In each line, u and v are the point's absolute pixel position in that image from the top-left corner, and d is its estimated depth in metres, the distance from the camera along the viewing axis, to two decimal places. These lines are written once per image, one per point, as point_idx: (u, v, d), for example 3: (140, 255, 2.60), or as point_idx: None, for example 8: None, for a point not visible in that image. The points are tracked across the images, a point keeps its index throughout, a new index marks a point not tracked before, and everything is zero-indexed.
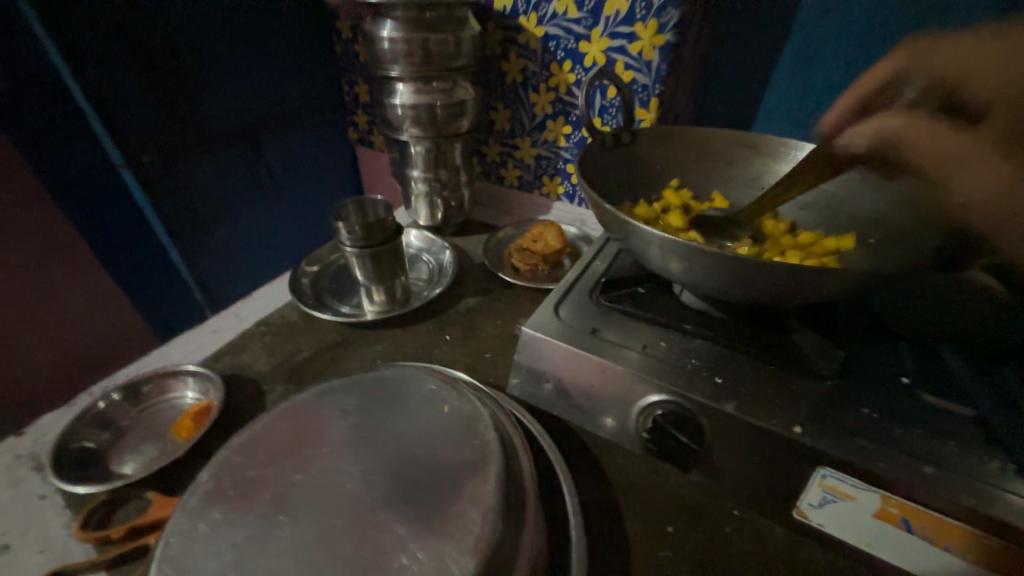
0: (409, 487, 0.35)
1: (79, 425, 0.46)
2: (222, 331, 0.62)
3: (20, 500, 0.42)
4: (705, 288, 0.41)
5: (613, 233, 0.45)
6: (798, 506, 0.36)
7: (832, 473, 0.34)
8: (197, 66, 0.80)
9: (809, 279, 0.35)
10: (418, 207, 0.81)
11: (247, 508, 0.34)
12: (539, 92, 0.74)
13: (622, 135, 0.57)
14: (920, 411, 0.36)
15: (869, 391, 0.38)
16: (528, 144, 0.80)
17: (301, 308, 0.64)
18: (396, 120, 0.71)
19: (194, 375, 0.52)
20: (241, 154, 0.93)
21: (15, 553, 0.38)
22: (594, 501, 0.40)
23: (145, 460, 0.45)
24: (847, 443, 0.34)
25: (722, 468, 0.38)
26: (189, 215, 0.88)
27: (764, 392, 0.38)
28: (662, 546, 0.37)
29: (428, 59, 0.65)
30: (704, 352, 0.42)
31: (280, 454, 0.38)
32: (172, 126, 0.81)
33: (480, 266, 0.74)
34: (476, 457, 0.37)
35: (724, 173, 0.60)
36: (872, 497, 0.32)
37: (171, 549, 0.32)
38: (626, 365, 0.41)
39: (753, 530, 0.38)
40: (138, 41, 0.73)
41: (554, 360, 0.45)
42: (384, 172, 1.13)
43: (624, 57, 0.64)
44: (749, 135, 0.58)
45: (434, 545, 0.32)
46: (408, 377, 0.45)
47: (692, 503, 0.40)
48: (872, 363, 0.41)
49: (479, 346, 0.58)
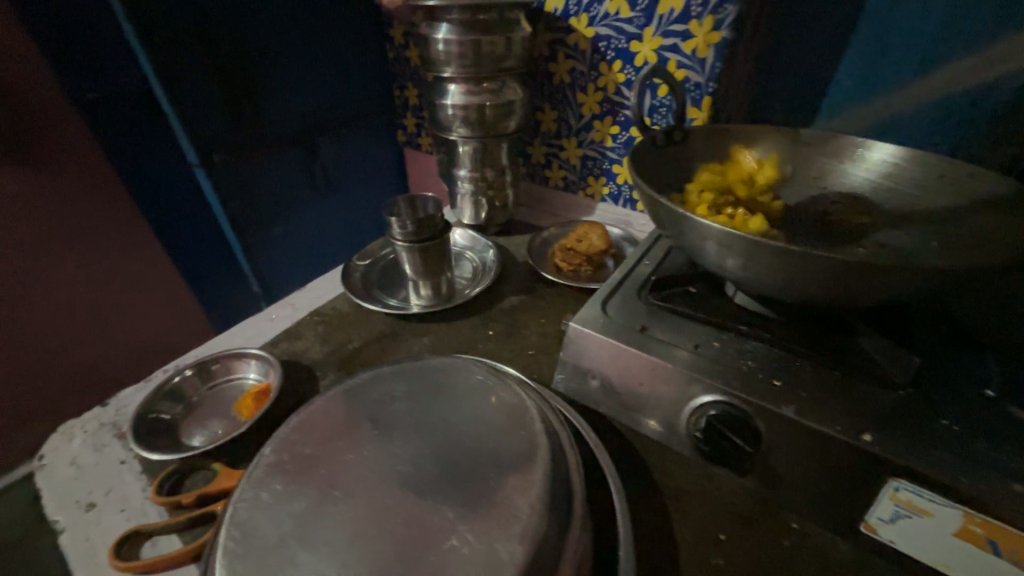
0: (459, 474, 0.36)
1: (154, 398, 0.50)
2: (280, 319, 0.66)
3: (105, 463, 0.45)
4: (763, 287, 0.40)
5: (667, 230, 0.44)
6: (865, 520, 0.34)
7: (906, 485, 0.31)
8: (264, 75, 0.87)
9: (882, 278, 0.33)
10: (463, 206, 0.82)
11: (306, 482, 0.36)
12: (587, 92, 0.74)
13: (675, 134, 0.56)
14: (1008, 427, 0.33)
15: (948, 402, 0.35)
16: (573, 145, 0.81)
17: (352, 301, 0.66)
18: (446, 119, 0.73)
19: (256, 357, 0.55)
20: (299, 155, 0.98)
21: (100, 510, 0.42)
22: (641, 501, 0.39)
23: (211, 434, 0.49)
24: (922, 455, 0.32)
25: (780, 474, 0.37)
26: (250, 212, 0.94)
27: (828, 397, 0.36)
28: (713, 552, 0.36)
29: (480, 61, 0.67)
30: (761, 354, 0.41)
31: (336, 434, 0.40)
32: (240, 129, 0.87)
33: (524, 265, 0.74)
34: (525, 447, 0.37)
35: (780, 172, 0.58)
36: (951, 514, 0.30)
37: (236, 515, 0.34)
38: (678, 363, 0.40)
39: (814, 542, 0.36)
40: (215, 49, 0.79)
41: (601, 356, 0.44)
42: (429, 174, 1.15)
43: (677, 56, 0.63)
44: (809, 133, 0.56)
45: (483, 530, 0.32)
46: (456, 367, 0.46)
47: (748, 511, 0.38)
48: (951, 375, 0.38)
49: (523, 343, 0.58)
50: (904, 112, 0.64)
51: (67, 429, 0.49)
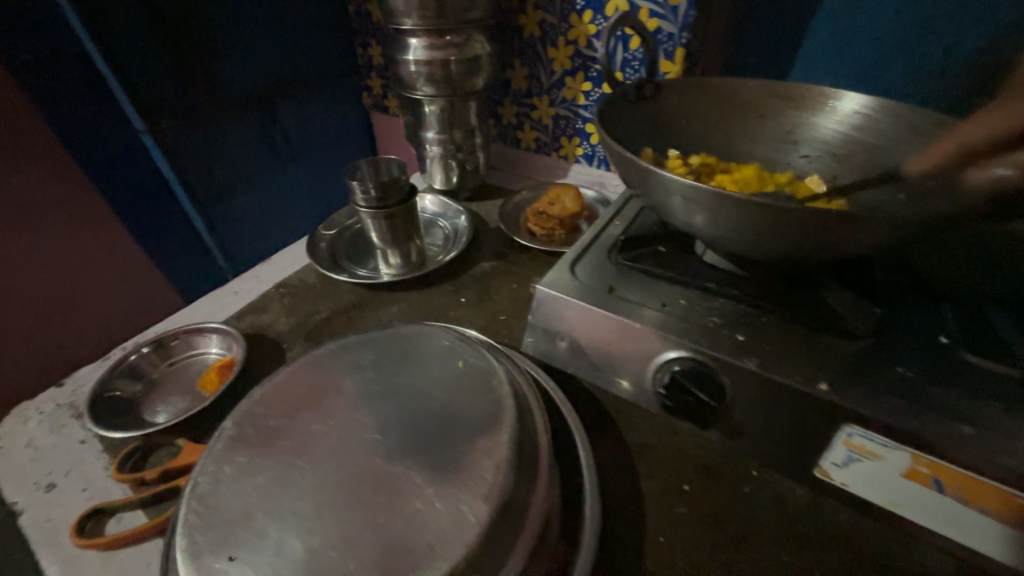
0: (425, 439, 0.36)
1: (112, 376, 0.48)
2: (243, 292, 0.63)
3: (62, 444, 0.44)
4: (730, 243, 0.39)
5: (635, 187, 0.43)
6: (820, 465, 0.35)
7: (859, 431, 0.32)
8: (211, 32, 0.80)
9: (842, 228, 0.33)
10: (433, 170, 0.79)
11: (269, 454, 0.36)
12: (557, 46, 0.71)
13: (645, 88, 0.54)
14: (959, 372, 0.34)
15: (904, 351, 0.36)
16: (545, 103, 0.78)
17: (319, 271, 0.64)
18: (409, 77, 0.69)
19: (218, 332, 0.54)
20: (259, 120, 0.93)
21: (60, 491, 0.40)
22: (609, 457, 0.40)
23: (174, 410, 0.47)
24: (876, 402, 0.32)
25: (742, 426, 0.37)
26: (210, 181, 0.89)
27: (788, 350, 0.37)
28: (678, 502, 0.37)
29: (442, 11, 0.62)
30: (727, 310, 0.41)
31: (299, 405, 0.39)
32: (189, 92, 0.81)
33: (496, 231, 0.73)
34: (492, 410, 0.37)
35: (752, 127, 0.57)
36: (899, 456, 0.31)
37: (197, 490, 0.34)
38: (644, 323, 0.40)
39: (773, 489, 0.37)
40: (151, 2, 0.72)
41: (570, 318, 0.44)
42: (398, 138, 1.10)
43: (649, 4, 0.60)
44: (781, 85, 0.54)
45: (450, 492, 0.32)
46: (422, 334, 0.45)
47: (711, 461, 0.39)
48: (908, 325, 0.38)
49: (494, 308, 0.58)
50: (877, 63, 0.62)
51: (20, 412, 0.47)
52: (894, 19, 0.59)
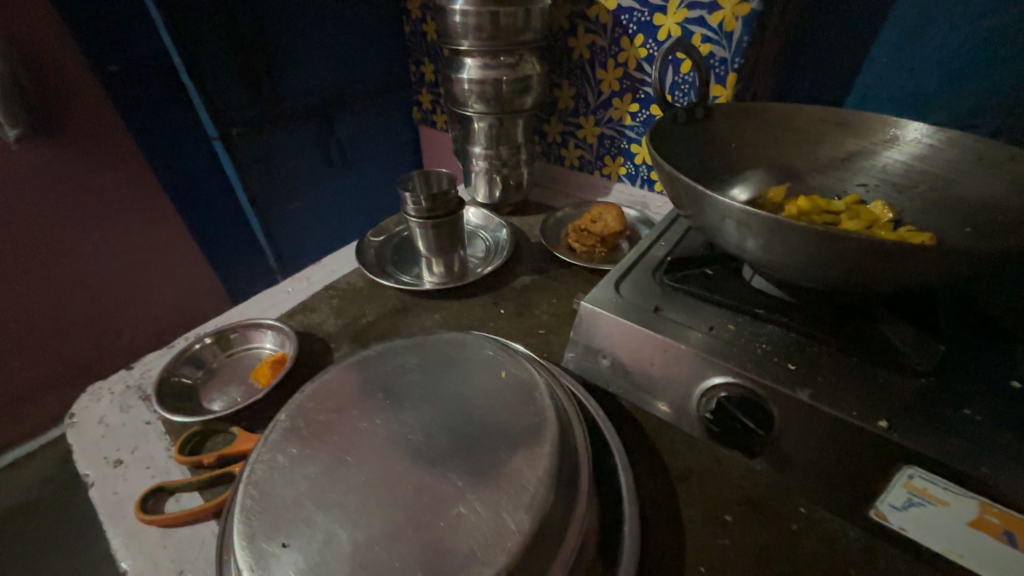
0: (468, 445, 0.36)
1: (177, 363, 0.52)
2: (296, 292, 0.67)
3: (130, 422, 0.47)
4: (784, 269, 0.39)
5: (686, 209, 0.43)
6: (876, 505, 0.33)
7: (921, 473, 0.31)
8: (280, 49, 0.86)
9: (907, 260, 0.32)
10: (478, 184, 0.81)
11: (319, 447, 0.37)
12: (607, 68, 0.72)
13: (697, 111, 0.54)
14: None
15: (971, 393, 0.34)
16: (591, 123, 0.79)
17: (366, 276, 0.67)
18: (461, 95, 0.72)
19: (272, 328, 0.57)
20: (315, 130, 0.98)
21: (126, 466, 0.44)
22: (648, 479, 0.40)
23: (230, 399, 0.50)
24: (940, 444, 0.31)
25: (790, 458, 0.36)
26: (268, 186, 0.95)
27: (844, 383, 0.36)
28: (719, 532, 0.36)
29: (497, 33, 0.65)
30: (776, 338, 0.40)
31: (348, 403, 0.41)
32: (255, 101, 0.87)
33: (537, 245, 0.74)
34: (535, 422, 0.37)
35: (806, 153, 0.56)
36: (966, 503, 0.29)
37: (253, 477, 0.36)
38: (690, 345, 0.40)
39: (822, 528, 0.35)
40: (229, 19, 0.79)
41: (613, 336, 0.44)
42: (443, 152, 1.13)
43: (702, 29, 0.61)
44: (840, 112, 0.54)
45: (492, 499, 0.33)
46: (467, 343, 0.46)
47: (755, 493, 0.38)
48: (976, 366, 0.36)
49: (534, 322, 0.58)
50: (942, 92, 0.60)
51: (95, 390, 0.51)
52: (962, 47, 0.57)
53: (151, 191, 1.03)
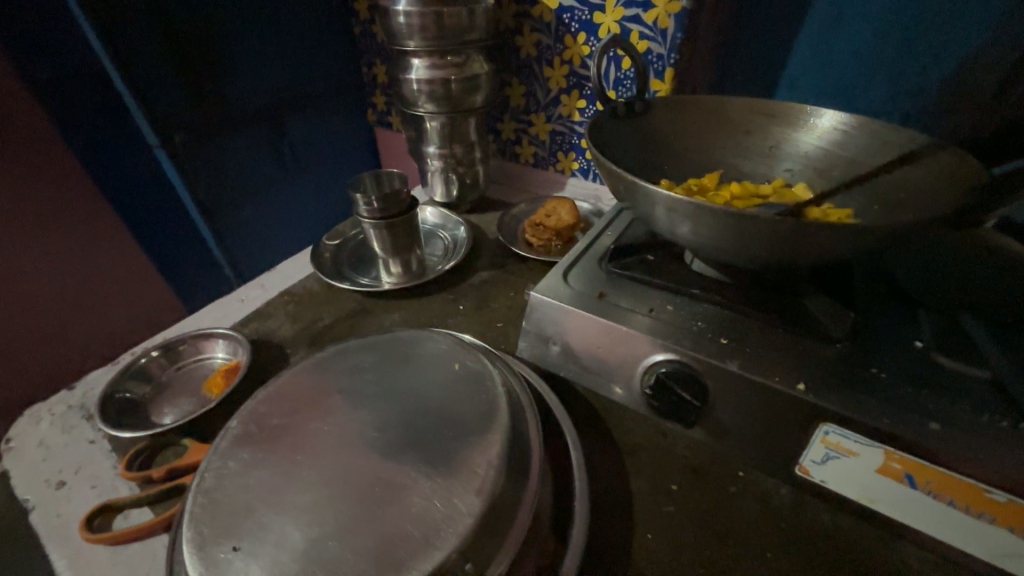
0: (421, 436, 0.37)
1: (122, 379, 0.50)
2: (249, 300, 0.65)
3: (73, 443, 0.46)
4: (714, 250, 0.41)
5: (623, 199, 0.45)
6: (801, 463, 0.36)
7: (836, 429, 0.34)
8: (222, 52, 0.84)
9: (815, 235, 0.35)
10: (434, 184, 0.82)
11: (271, 450, 0.37)
12: (553, 65, 0.74)
13: (635, 105, 0.56)
14: (933, 374, 0.36)
15: (880, 354, 0.38)
16: (542, 120, 0.81)
17: (323, 280, 0.66)
18: (411, 95, 0.72)
19: (224, 337, 0.55)
20: (265, 135, 0.96)
21: (70, 488, 0.42)
22: (600, 457, 0.41)
23: (181, 412, 0.49)
24: (851, 401, 0.34)
25: (726, 426, 0.39)
26: (218, 194, 0.92)
27: (770, 353, 0.38)
28: (665, 501, 0.38)
29: (442, 33, 0.66)
30: (711, 316, 0.43)
31: (301, 406, 0.41)
32: (199, 106, 0.84)
33: (494, 241, 0.75)
34: (487, 410, 0.39)
35: (738, 142, 0.59)
36: (873, 452, 0.32)
37: (202, 484, 0.35)
38: (632, 327, 0.42)
39: (758, 489, 0.38)
40: (165, 23, 0.76)
41: (561, 323, 0.46)
42: (401, 153, 1.13)
43: (639, 27, 0.63)
44: (766, 103, 0.57)
45: (444, 486, 0.34)
46: (421, 339, 0.47)
47: (698, 462, 0.40)
48: (885, 330, 0.40)
49: (492, 316, 0.60)
50: (859, 82, 0.65)
51: (33, 413, 0.49)
52: (873, 39, 0.62)
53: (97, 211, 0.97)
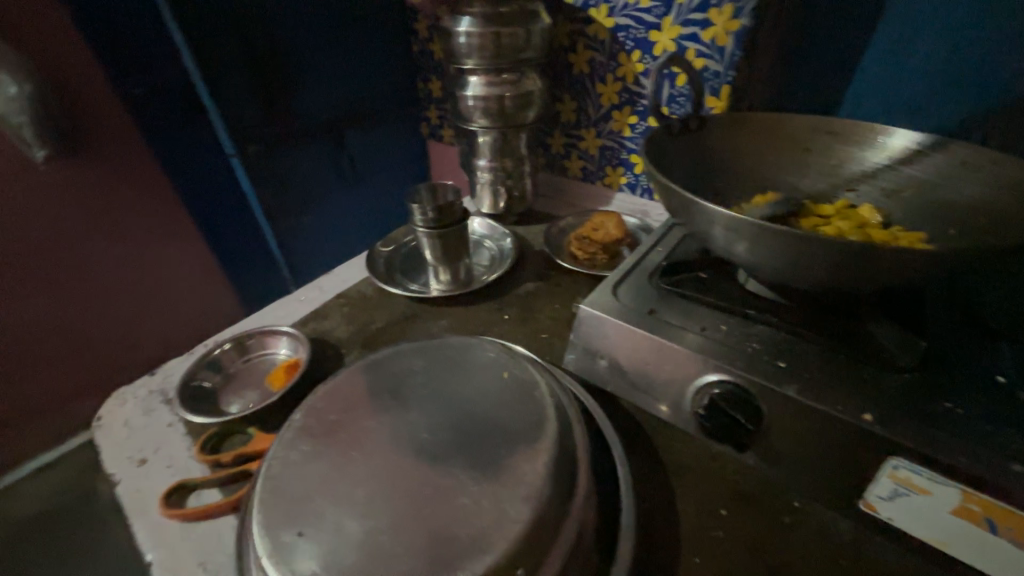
0: (471, 440, 0.38)
1: (197, 368, 0.55)
2: (308, 300, 0.69)
3: (153, 424, 0.50)
4: (772, 271, 0.40)
5: (678, 215, 0.45)
6: (864, 497, 0.34)
7: (906, 464, 0.32)
8: (294, 70, 0.91)
9: (883, 259, 0.34)
10: (483, 196, 0.84)
11: (330, 443, 0.39)
12: (606, 82, 0.75)
13: (691, 122, 0.56)
14: (1018, 413, 0.33)
15: (955, 387, 0.35)
16: (592, 135, 0.82)
17: (376, 284, 0.70)
18: (466, 110, 0.75)
19: (286, 334, 0.59)
20: (327, 146, 1.02)
21: (150, 465, 0.46)
22: (646, 476, 0.41)
23: (246, 402, 0.52)
24: (923, 435, 0.32)
25: (781, 452, 0.38)
26: (283, 200, 0.99)
27: (832, 379, 0.37)
28: (714, 525, 0.37)
29: (500, 53, 0.68)
30: (767, 337, 0.42)
31: (358, 403, 0.43)
32: (271, 119, 0.91)
33: (540, 253, 0.76)
34: (535, 418, 0.39)
35: (798, 160, 0.58)
36: (949, 492, 0.30)
37: (269, 471, 0.38)
38: (684, 344, 0.41)
39: (816, 522, 0.37)
40: (248, 44, 0.83)
41: (610, 338, 0.46)
42: (450, 165, 1.17)
43: (696, 45, 0.63)
44: (829, 120, 0.55)
45: (493, 491, 0.34)
46: (470, 346, 0.49)
47: (749, 488, 0.39)
48: (962, 363, 0.37)
49: (537, 327, 0.60)
50: (932, 100, 0.62)
51: (121, 393, 0.54)
52: (949, 56, 0.59)
53: (171, 209, 1.09)
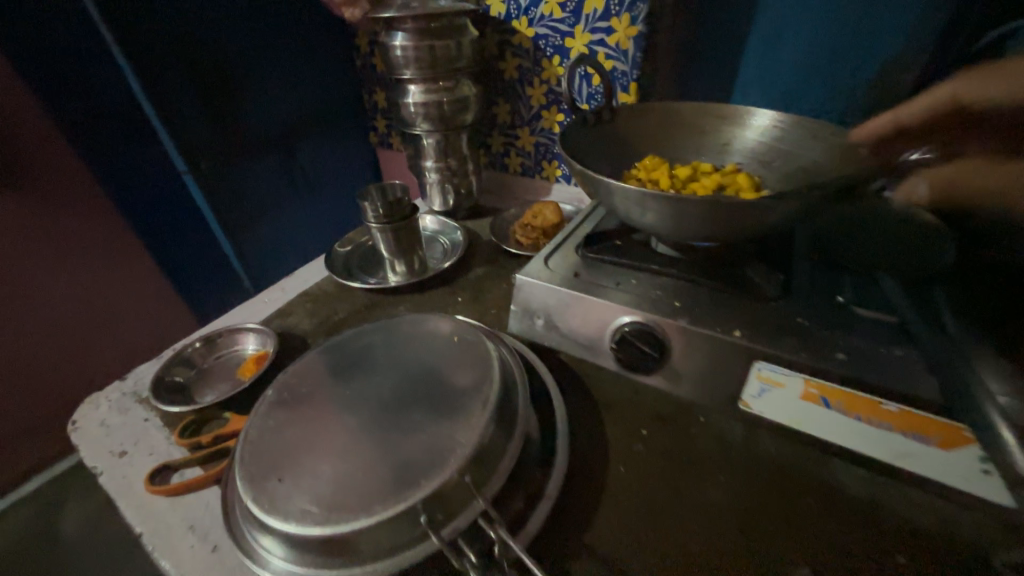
0: (427, 393, 0.45)
1: (168, 367, 0.58)
2: (272, 301, 0.73)
3: (130, 421, 0.53)
4: (666, 229, 0.49)
5: (590, 192, 0.53)
6: (742, 399, 0.43)
7: (766, 364, 0.41)
8: (240, 89, 0.94)
9: (737, 209, 0.43)
10: (432, 195, 0.91)
11: (302, 409, 0.45)
12: (534, 85, 0.83)
13: (604, 114, 0.65)
14: (850, 321, 0.43)
15: (808, 307, 0.45)
16: (527, 133, 0.90)
17: (336, 281, 0.75)
18: (409, 117, 0.81)
19: (253, 331, 0.63)
20: (278, 159, 1.06)
21: (130, 455, 0.49)
22: (580, 410, 0.48)
23: (219, 393, 0.56)
24: (779, 343, 0.41)
25: (683, 375, 0.46)
26: (238, 214, 1.02)
27: (716, 311, 0.46)
28: (636, 442, 0.45)
29: (435, 63, 0.75)
30: (669, 285, 0.50)
31: (326, 375, 0.48)
32: (221, 136, 0.94)
33: (488, 242, 0.83)
34: (481, 369, 0.46)
35: (696, 142, 0.67)
36: (796, 381, 0.40)
37: (248, 436, 0.43)
38: (602, 297, 0.49)
39: (715, 430, 0.45)
40: (193, 66, 0.86)
41: (543, 300, 0.53)
42: (401, 170, 1.23)
43: (605, 49, 0.73)
44: (716, 106, 0.66)
45: (446, 426, 0.41)
46: (424, 320, 0.55)
47: (664, 412, 0.47)
48: (816, 290, 0.47)
49: (487, 304, 0.67)
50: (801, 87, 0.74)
51: (92, 399, 0.56)
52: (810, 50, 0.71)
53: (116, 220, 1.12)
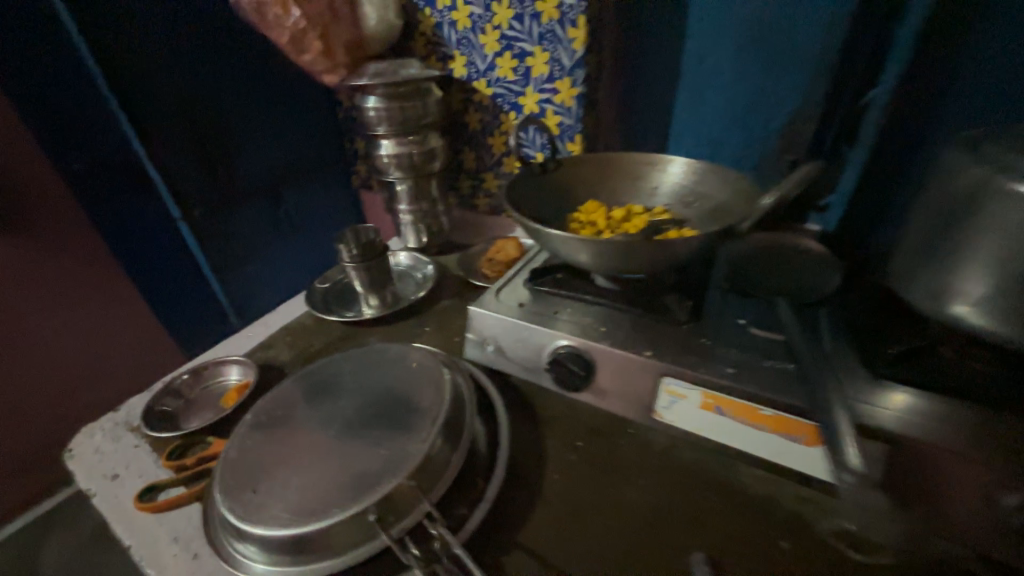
0: (386, 412, 0.51)
1: (158, 398, 0.64)
2: (255, 335, 0.80)
3: (121, 447, 0.59)
4: (592, 265, 0.57)
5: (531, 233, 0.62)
6: (656, 410, 0.51)
7: (673, 380, 0.48)
8: (231, 143, 1.03)
9: (643, 248, 0.51)
10: (406, 234, 0.99)
11: (278, 429, 0.51)
12: (494, 136, 0.94)
13: (548, 164, 0.75)
14: (745, 340, 0.51)
15: (712, 330, 0.53)
16: (491, 177, 0.99)
17: (315, 315, 0.82)
18: (383, 166, 0.91)
19: (236, 362, 0.70)
20: (265, 203, 1.14)
21: (122, 478, 0.55)
22: (525, 425, 0.55)
23: (203, 420, 0.62)
24: (682, 361, 0.49)
25: (610, 392, 0.53)
26: (226, 254, 1.10)
27: (636, 334, 0.53)
28: (571, 452, 0.52)
29: (404, 121, 0.85)
30: (598, 313, 0.58)
31: (300, 400, 0.55)
32: (213, 185, 1.03)
33: (456, 276, 0.91)
34: (434, 389, 0.53)
35: (631, 185, 0.77)
36: (695, 393, 0.47)
37: (229, 454, 0.49)
38: (540, 324, 0.57)
39: (641, 439, 0.52)
40: (189, 125, 0.96)
41: (492, 328, 0.61)
42: (379, 210, 1.32)
43: (552, 106, 0.83)
44: (647, 155, 0.75)
45: (399, 440, 0.47)
46: (389, 348, 0.62)
47: (598, 425, 0.54)
48: (722, 315, 0.55)
49: (450, 333, 0.74)
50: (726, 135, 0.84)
51: (87, 429, 0.62)
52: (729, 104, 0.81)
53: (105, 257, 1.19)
